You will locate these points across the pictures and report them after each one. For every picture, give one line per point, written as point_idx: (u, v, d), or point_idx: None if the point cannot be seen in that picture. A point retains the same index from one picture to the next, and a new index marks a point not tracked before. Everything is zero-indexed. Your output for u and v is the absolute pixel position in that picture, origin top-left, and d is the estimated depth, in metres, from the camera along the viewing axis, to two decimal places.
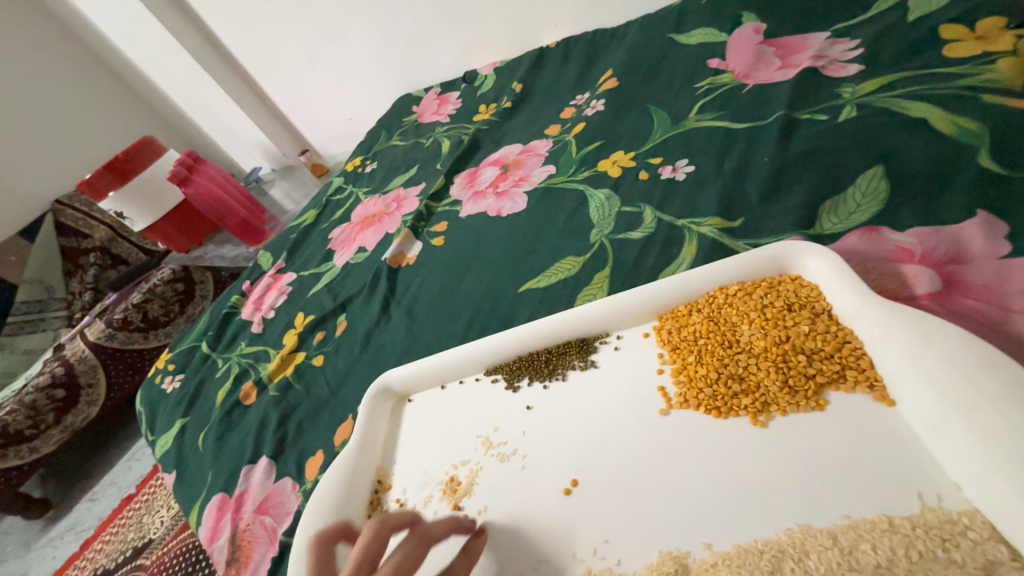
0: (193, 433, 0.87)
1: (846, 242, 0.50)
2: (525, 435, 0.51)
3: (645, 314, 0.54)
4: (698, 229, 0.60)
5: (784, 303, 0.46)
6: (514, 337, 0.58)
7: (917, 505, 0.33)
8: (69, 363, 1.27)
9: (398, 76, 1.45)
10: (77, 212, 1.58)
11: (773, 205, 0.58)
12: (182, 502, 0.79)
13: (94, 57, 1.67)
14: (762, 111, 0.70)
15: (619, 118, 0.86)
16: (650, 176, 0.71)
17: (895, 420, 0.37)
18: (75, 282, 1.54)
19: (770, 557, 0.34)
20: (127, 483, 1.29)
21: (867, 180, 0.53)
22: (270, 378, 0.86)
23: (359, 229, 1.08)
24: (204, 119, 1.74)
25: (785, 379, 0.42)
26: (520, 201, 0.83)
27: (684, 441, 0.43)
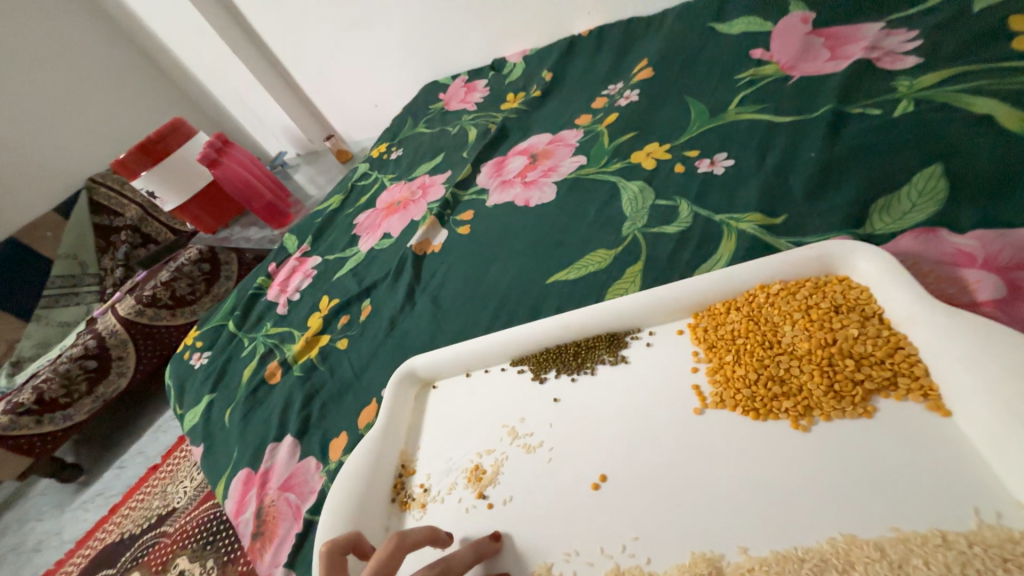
0: (220, 409, 0.89)
1: (898, 243, 0.47)
2: (552, 428, 0.51)
3: (680, 311, 0.52)
4: (737, 225, 0.58)
5: (831, 304, 0.44)
6: (542, 329, 0.57)
7: (974, 521, 0.31)
8: (101, 336, 1.32)
9: (426, 62, 1.44)
10: (109, 190, 1.63)
11: (818, 202, 0.55)
12: (208, 475, 0.81)
13: (127, 40, 1.71)
14: (808, 105, 0.67)
15: (654, 109, 0.84)
16: (686, 170, 0.69)
17: (953, 431, 0.35)
18: (106, 259, 1.59)
19: (811, 565, 0.33)
20: (153, 454, 1.33)
21: (924, 179, 0.50)
22: (295, 359, 0.87)
23: (384, 215, 1.08)
24: (233, 103, 1.76)
25: (830, 383, 0.41)
26: (548, 191, 0.81)
27: (719, 441, 0.42)
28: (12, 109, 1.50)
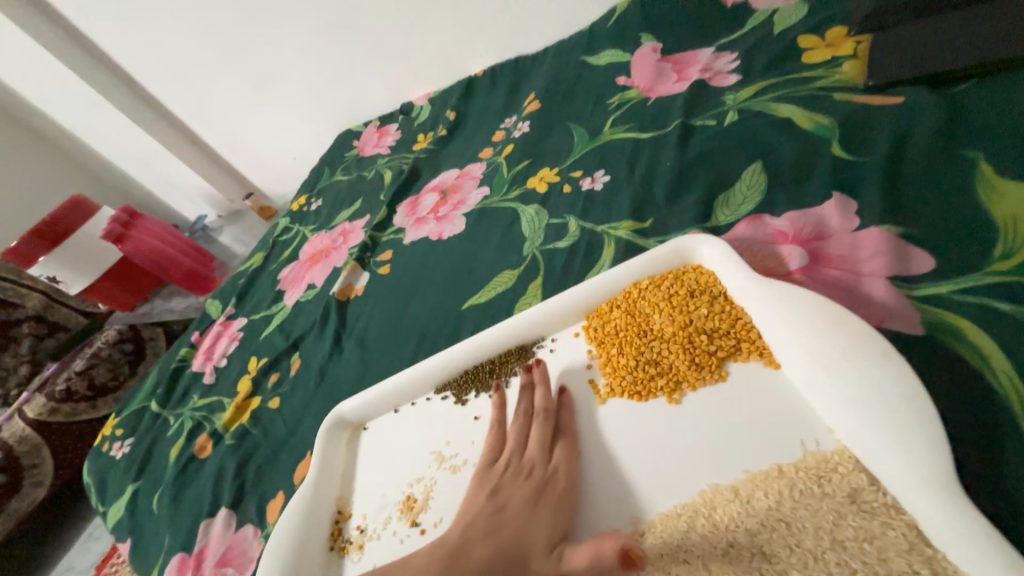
0: (147, 495, 0.84)
1: (736, 231, 0.56)
2: (474, 444, 0.54)
3: (574, 315, 0.58)
4: (615, 232, 0.65)
5: (687, 290, 0.52)
6: (458, 353, 0.61)
7: (801, 451, 0.38)
8: (8, 446, 1.18)
9: (336, 113, 1.47)
10: (2, 280, 1.42)
11: (676, 204, 0.64)
12: (140, 571, 0.75)
13: (11, 117, 1.59)
14: (663, 121, 0.77)
15: (544, 137, 0.92)
16: (573, 189, 0.77)
17: (781, 380, 0.43)
18: (7, 357, 1.41)
19: (687, 518, 0.39)
20: (82, 566, 1.19)
21: (750, 175, 0.60)
22: (226, 427, 0.84)
23: (308, 267, 1.08)
24: (138, 171, 1.68)
25: (692, 358, 0.47)
26: (458, 222, 0.87)
27: (613, 427, 0.47)
28: None
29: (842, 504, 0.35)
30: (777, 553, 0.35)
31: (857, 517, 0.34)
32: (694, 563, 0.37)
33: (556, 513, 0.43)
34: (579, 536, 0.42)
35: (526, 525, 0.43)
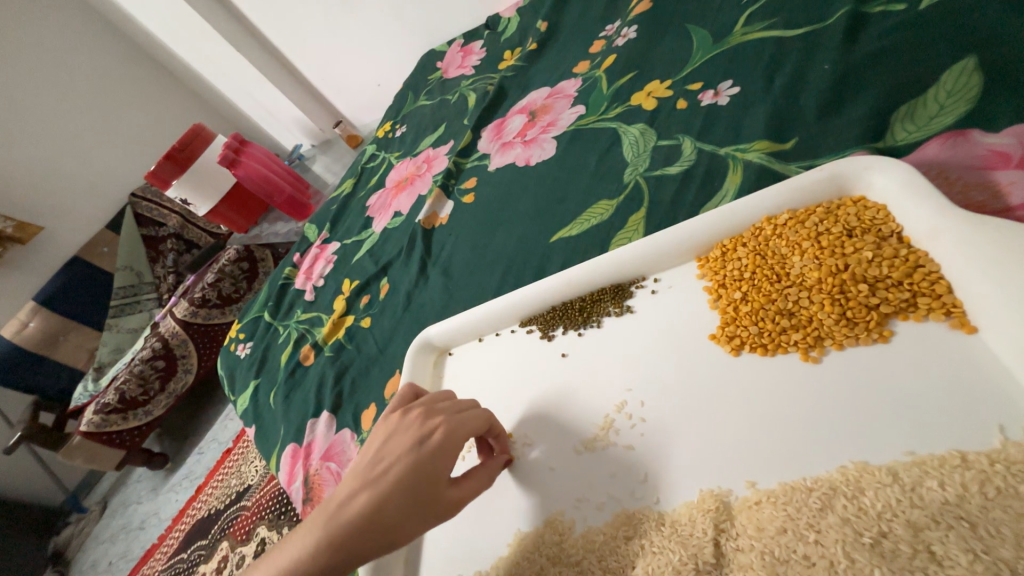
0: (265, 392, 0.96)
1: (924, 152, 0.44)
2: (560, 383, 0.50)
3: (685, 253, 0.50)
4: (744, 155, 0.54)
5: (843, 228, 0.41)
6: (545, 288, 0.56)
7: (998, 440, 0.30)
8: (164, 338, 1.41)
9: (419, 31, 1.39)
10: (149, 202, 1.69)
11: (833, 120, 0.51)
12: (263, 452, 0.88)
13: (136, 48, 1.73)
14: (821, 12, 0.60)
15: (655, 44, 0.78)
16: (689, 105, 0.64)
17: (975, 349, 0.33)
18: (159, 268, 1.69)
19: (819, 494, 0.32)
20: (225, 439, 1.45)
21: (954, 77, 0.45)
22: (325, 341, 0.91)
23: (394, 194, 1.09)
24: (243, 101, 1.78)
25: (842, 311, 0.38)
26: (549, 147, 0.78)
27: (725, 382, 0.40)
28: (48, 135, 1.58)
29: None
30: (953, 555, 0.27)
31: None
32: (823, 545, 0.30)
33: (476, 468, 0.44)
34: (529, 514, 0.44)
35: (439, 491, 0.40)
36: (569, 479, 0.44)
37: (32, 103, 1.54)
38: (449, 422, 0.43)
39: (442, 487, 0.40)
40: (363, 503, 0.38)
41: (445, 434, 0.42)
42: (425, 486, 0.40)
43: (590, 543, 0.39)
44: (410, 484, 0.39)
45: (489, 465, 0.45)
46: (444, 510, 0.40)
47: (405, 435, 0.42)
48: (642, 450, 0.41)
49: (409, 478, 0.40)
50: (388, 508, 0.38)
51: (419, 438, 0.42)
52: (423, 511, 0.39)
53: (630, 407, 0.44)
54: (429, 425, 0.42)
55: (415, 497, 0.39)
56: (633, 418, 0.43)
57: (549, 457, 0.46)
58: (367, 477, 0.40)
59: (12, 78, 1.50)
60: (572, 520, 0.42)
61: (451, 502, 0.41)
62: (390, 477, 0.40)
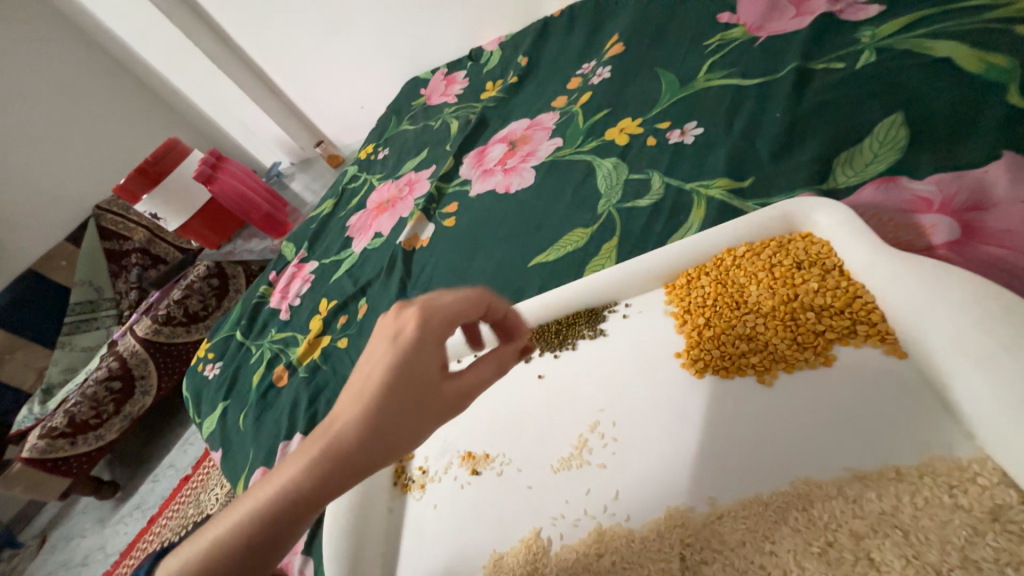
0: (234, 414, 0.93)
1: (861, 194, 0.49)
2: (536, 403, 0.52)
3: (654, 280, 0.53)
4: (707, 191, 0.59)
5: (793, 261, 0.46)
6: (523, 311, 0.58)
7: (927, 455, 0.33)
8: (123, 357, 1.35)
9: (405, 60, 1.44)
10: (116, 217, 1.66)
11: (784, 162, 0.56)
12: (229, 478, 0.85)
13: (113, 61, 1.72)
14: (773, 65, 0.67)
15: (627, 84, 0.83)
16: (657, 142, 0.69)
17: (906, 372, 0.37)
18: (121, 283, 1.60)
19: (775, 508, 0.35)
20: (184, 465, 1.38)
21: (885, 129, 0.51)
22: (300, 361, 0.90)
23: (375, 215, 1.10)
24: (223, 118, 1.78)
25: (793, 337, 0.42)
26: (528, 175, 0.82)
27: (690, 403, 0.43)
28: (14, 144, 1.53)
29: (981, 520, 0.30)
30: (889, 561, 0.30)
31: (1001, 538, 0.29)
32: (780, 556, 0.34)
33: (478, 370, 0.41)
34: (506, 535, 0.45)
35: (429, 386, 0.38)
36: (544, 499, 0.45)
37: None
38: (431, 311, 0.39)
39: (436, 381, 0.38)
40: (352, 415, 0.36)
41: (427, 329, 0.38)
42: (418, 383, 0.38)
43: (565, 562, 0.40)
44: (399, 390, 0.37)
45: (499, 353, 0.43)
46: (447, 406, 0.39)
47: (380, 337, 0.39)
48: (615, 469, 0.43)
49: (398, 381, 0.37)
50: (382, 411, 0.37)
51: (397, 334, 0.39)
52: (424, 409, 0.38)
53: (603, 427, 0.46)
54: (402, 318, 0.39)
55: (409, 400, 0.37)
56: (605, 437, 0.45)
57: (525, 477, 0.47)
58: (352, 390, 0.38)
59: None
60: (547, 539, 0.43)
61: (453, 393, 0.39)
62: (375, 385, 0.37)
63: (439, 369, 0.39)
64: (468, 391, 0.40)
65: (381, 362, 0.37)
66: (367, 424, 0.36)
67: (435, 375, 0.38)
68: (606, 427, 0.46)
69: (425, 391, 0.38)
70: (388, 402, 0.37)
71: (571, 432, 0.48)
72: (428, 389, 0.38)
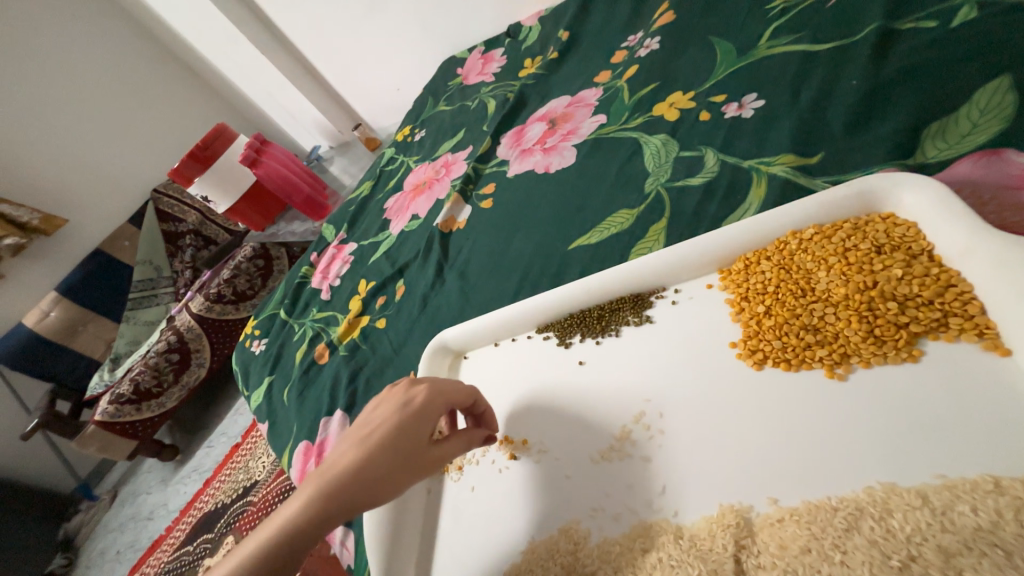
0: (279, 389, 0.97)
1: (956, 170, 0.44)
2: (578, 390, 0.50)
3: (707, 265, 0.50)
4: (768, 168, 0.54)
5: (872, 245, 0.41)
6: (564, 295, 0.56)
7: None
8: (180, 331, 1.44)
9: (442, 38, 1.42)
10: (172, 199, 1.75)
11: (860, 135, 0.51)
12: (275, 449, 0.89)
13: (165, 49, 1.79)
14: (849, 28, 0.60)
15: (678, 55, 0.78)
16: (711, 117, 0.64)
17: (1010, 371, 0.33)
18: (177, 263, 1.71)
19: (845, 515, 0.32)
20: (234, 434, 1.47)
21: (987, 96, 0.45)
22: (340, 340, 0.92)
23: (412, 197, 1.10)
24: (266, 103, 1.82)
25: (870, 329, 0.38)
26: (568, 155, 0.79)
27: (748, 396, 0.40)
28: (81, 131, 1.63)
29: None
30: None
31: None
32: (850, 567, 0.30)
33: (452, 447, 0.44)
34: (545, 522, 0.44)
35: (416, 447, 0.43)
36: (585, 488, 0.44)
37: (65, 100, 1.59)
38: (431, 388, 0.46)
39: (424, 445, 0.43)
40: (349, 461, 0.41)
41: (429, 402, 0.45)
42: (405, 446, 0.42)
43: (607, 554, 0.39)
44: (393, 442, 0.42)
45: (469, 434, 0.46)
46: (427, 467, 0.43)
47: (388, 402, 0.45)
48: (663, 461, 0.41)
49: (394, 436, 0.42)
50: (374, 463, 0.41)
51: (403, 402, 0.45)
52: (409, 467, 0.42)
53: (649, 418, 0.44)
54: (413, 391, 0.46)
55: (399, 452, 0.42)
56: (652, 429, 0.43)
57: (566, 465, 0.46)
58: (354, 439, 0.43)
59: (50, 77, 1.56)
60: (587, 529, 0.41)
61: (432, 460, 0.43)
62: (373, 438, 0.42)
63: (426, 439, 0.43)
64: (445, 457, 0.44)
65: (386, 420, 0.43)
66: (360, 466, 0.40)
67: (424, 441, 0.43)
68: (653, 417, 0.44)
69: (413, 449, 0.43)
70: (382, 447, 0.42)
71: (614, 421, 0.46)
72: (415, 448, 0.43)
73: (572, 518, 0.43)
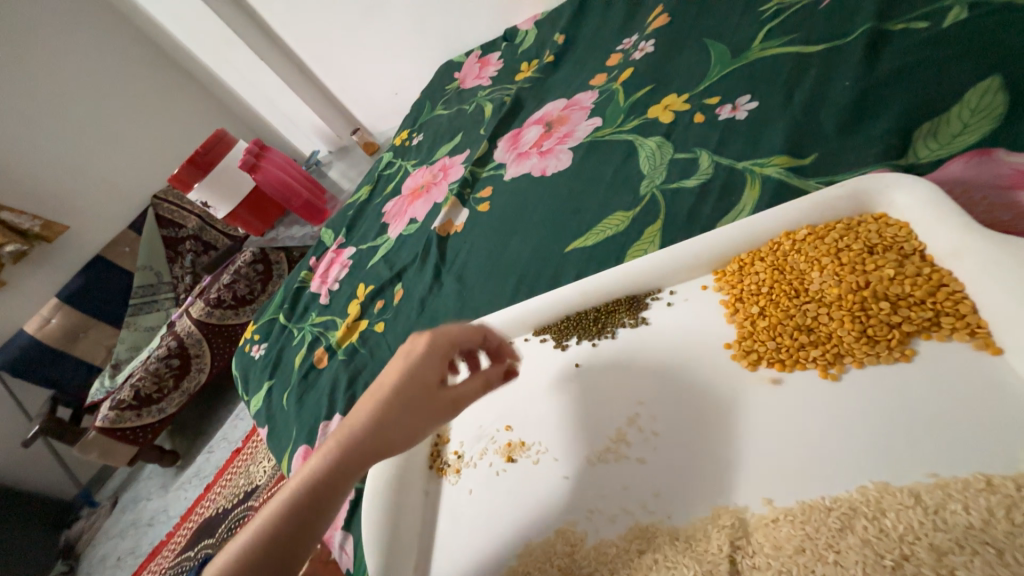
0: (278, 393, 0.97)
1: (948, 170, 0.44)
2: (574, 393, 0.50)
3: (702, 266, 0.50)
4: (762, 170, 0.55)
5: (864, 245, 0.41)
6: (560, 297, 0.56)
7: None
8: (180, 337, 1.44)
9: (439, 43, 1.42)
10: (171, 205, 1.76)
11: (853, 136, 0.51)
12: (274, 453, 0.89)
13: (164, 56, 1.80)
14: (841, 30, 0.61)
15: (672, 58, 0.78)
16: (706, 119, 0.64)
17: (1002, 371, 0.33)
18: (177, 268, 1.72)
19: (839, 514, 0.32)
20: (235, 439, 1.47)
21: (978, 96, 0.45)
22: (339, 344, 0.93)
23: (410, 201, 1.10)
24: (265, 109, 1.83)
25: (862, 329, 0.38)
26: (564, 158, 0.79)
27: (742, 398, 0.40)
28: (80, 139, 1.64)
29: None
30: None
31: None
32: (844, 566, 0.30)
33: (464, 388, 0.45)
34: (540, 525, 0.44)
35: (426, 390, 0.43)
36: (582, 491, 0.44)
37: (65, 108, 1.60)
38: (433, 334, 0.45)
39: (434, 386, 0.43)
40: (363, 410, 0.41)
41: (434, 346, 0.44)
42: (414, 389, 0.42)
43: (603, 556, 0.39)
44: (403, 389, 0.42)
45: (484, 375, 0.47)
46: (442, 407, 0.43)
47: (393, 356, 0.45)
48: (659, 462, 0.41)
49: (403, 384, 0.42)
50: (390, 410, 0.41)
51: (408, 353, 0.44)
52: (426, 408, 0.42)
53: (645, 420, 0.44)
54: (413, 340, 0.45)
55: (411, 396, 0.42)
56: (648, 431, 0.43)
57: (563, 468, 0.46)
58: (365, 394, 0.42)
59: (50, 85, 1.57)
60: (584, 531, 0.41)
61: (447, 399, 0.43)
62: (384, 389, 0.42)
63: (435, 380, 0.44)
64: (457, 396, 0.44)
65: (394, 366, 0.43)
66: (375, 416, 0.40)
67: (433, 384, 0.43)
68: (647, 419, 0.44)
69: (427, 394, 0.43)
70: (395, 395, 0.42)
71: (611, 425, 0.46)
72: (426, 391, 0.43)
73: (567, 521, 0.43)
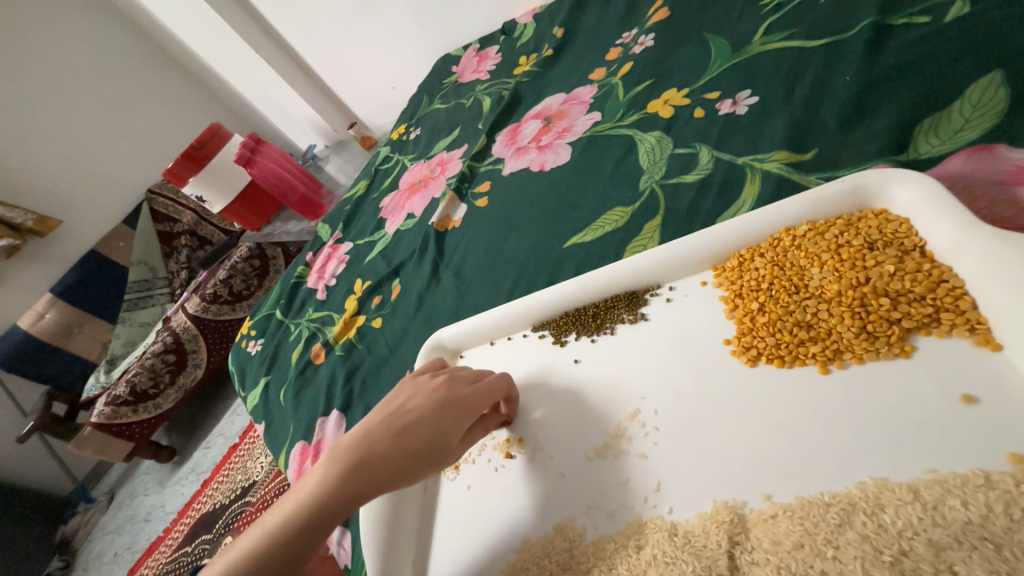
0: (275, 389, 0.96)
1: (948, 165, 0.44)
2: (573, 388, 0.50)
3: (701, 262, 0.50)
4: (762, 165, 0.54)
5: (864, 241, 0.41)
6: (559, 293, 0.55)
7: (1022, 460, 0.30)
8: (176, 332, 1.43)
9: (436, 36, 1.41)
10: (166, 199, 1.72)
11: (853, 132, 0.51)
12: (271, 449, 0.89)
13: (157, 48, 1.77)
14: (843, 24, 0.60)
15: (672, 52, 0.78)
16: (706, 114, 0.64)
17: (1000, 367, 0.33)
18: (172, 263, 1.71)
19: (838, 510, 0.32)
20: (232, 435, 1.47)
21: (978, 92, 0.45)
22: (336, 340, 0.92)
23: (407, 196, 1.09)
24: (261, 102, 1.81)
25: (862, 325, 0.38)
26: (563, 152, 0.79)
27: (740, 394, 0.40)
28: (72, 132, 1.62)
29: None
30: None
31: None
32: (842, 561, 0.30)
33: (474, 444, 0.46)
34: (539, 521, 0.44)
35: (446, 443, 0.44)
36: (580, 486, 0.44)
37: (57, 101, 1.58)
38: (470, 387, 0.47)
39: (455, 441, 0.44)
40: (387, 445, 0.41)
41: (468, 397, 0.46)
42: (438, 441, 0.43)
43: (601, 551, 0.39)
44: (429, 434, 0.43)
45: (486, 424, 0.49)
46: (450, 462, 0.44)
47: (427, 392, 0.46)
48: (658, 457, 0.41)
49: (430, 428, 0.43)
50: (408, 458, 0.41)
51: (444, 397, 0.46)
52: (438, 460, 0.43)
53: (644, 416, 0.44)
54: (453, 389, 0.46)
55: (431, 444, 0.43)
56: (647, 427, 0.43)
57: (561, 463, 0.46)
58: (390, 424, 0.43)
59: (41, 77, 1.54)
60: (582, 527, 0.41)
61: (455, 455, 0.45)
62: (412, 428, 0.43)
63: (456, 439, 0.44)
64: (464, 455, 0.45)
65: (426, 411, 0.44)
66: (396, 453, 0.41)
67: (454, 437, 0.44)
68: (646, 415, 0.44)
69: (446, 446, 0.44)
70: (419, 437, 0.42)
71: (611, 421, 0.46)
72: (446, 442, 0.44)
73: (566, 517, 0.43)
